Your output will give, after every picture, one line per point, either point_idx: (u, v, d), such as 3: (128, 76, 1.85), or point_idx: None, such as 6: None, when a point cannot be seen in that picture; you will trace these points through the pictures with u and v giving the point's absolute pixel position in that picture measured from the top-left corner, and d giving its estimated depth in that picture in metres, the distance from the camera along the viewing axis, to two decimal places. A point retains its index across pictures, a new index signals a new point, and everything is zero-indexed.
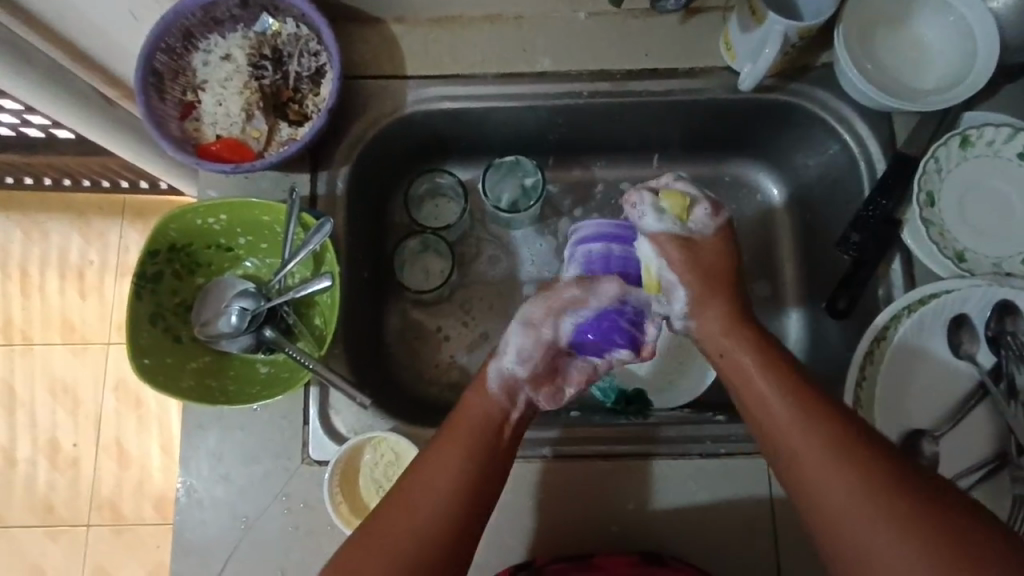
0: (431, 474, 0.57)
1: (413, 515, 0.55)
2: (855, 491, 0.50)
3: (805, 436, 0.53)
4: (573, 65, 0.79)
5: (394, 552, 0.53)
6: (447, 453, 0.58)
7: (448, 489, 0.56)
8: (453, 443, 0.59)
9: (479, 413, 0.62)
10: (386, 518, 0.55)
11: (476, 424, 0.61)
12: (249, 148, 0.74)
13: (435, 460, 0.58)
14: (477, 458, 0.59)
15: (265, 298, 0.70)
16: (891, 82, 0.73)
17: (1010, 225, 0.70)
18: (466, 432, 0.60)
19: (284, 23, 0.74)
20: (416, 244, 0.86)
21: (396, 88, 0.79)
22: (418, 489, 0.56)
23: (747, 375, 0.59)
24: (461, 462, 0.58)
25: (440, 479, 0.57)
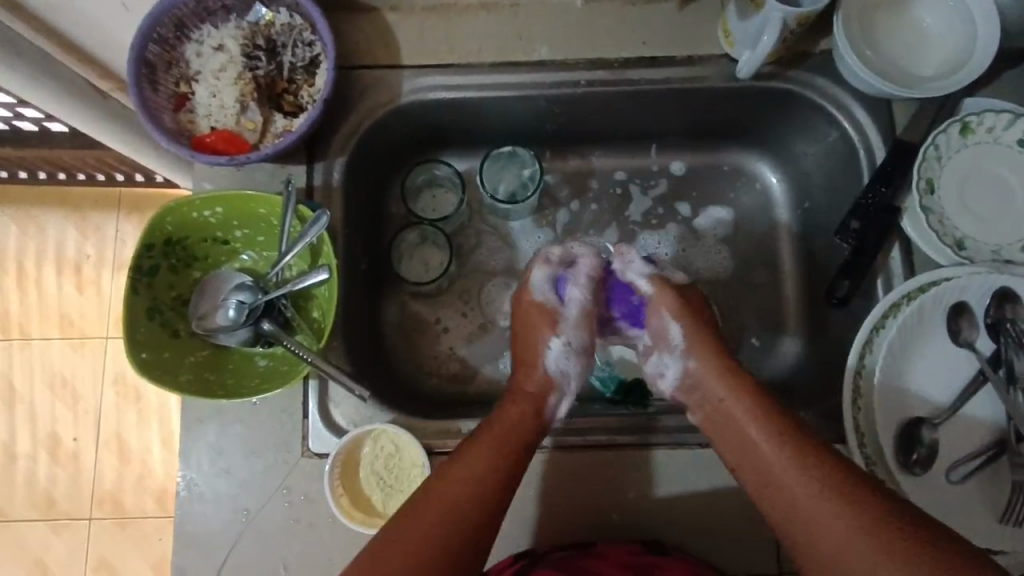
0: (466, 470, 0.61)
1: (449, 508, 0.58)
2: (841, 513, 0.54)
3: (807, 489, 0.57)
4: (570, 54, 0.79)
5: (439, 523, 0.57)
6: (486, 452, 0.63)
7: (481, 475, 0.61)
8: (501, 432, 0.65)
9: (522, 400, 0.69)
10: (424, 507, 0.58)
11: (527, 417, 0.67)
12: (244, 140, 0.73)
13: (475, 455, 0.62)
14: (498, 464, 0.62)
15: (262, 292, 0.69)
16: (891, 68, 0.73)
17: (1011, 213, 0.70)
18: (511, 430, 0.65)
19: (277, 13, 0.73)
20: (415, 235, 0.87)
21: (391, 78, 0.78)
22: (462, 475, 0.60)
23: (751, 442, 0.62)
24: (500, 445, 0.64)
25: (476, 476, 0.61)
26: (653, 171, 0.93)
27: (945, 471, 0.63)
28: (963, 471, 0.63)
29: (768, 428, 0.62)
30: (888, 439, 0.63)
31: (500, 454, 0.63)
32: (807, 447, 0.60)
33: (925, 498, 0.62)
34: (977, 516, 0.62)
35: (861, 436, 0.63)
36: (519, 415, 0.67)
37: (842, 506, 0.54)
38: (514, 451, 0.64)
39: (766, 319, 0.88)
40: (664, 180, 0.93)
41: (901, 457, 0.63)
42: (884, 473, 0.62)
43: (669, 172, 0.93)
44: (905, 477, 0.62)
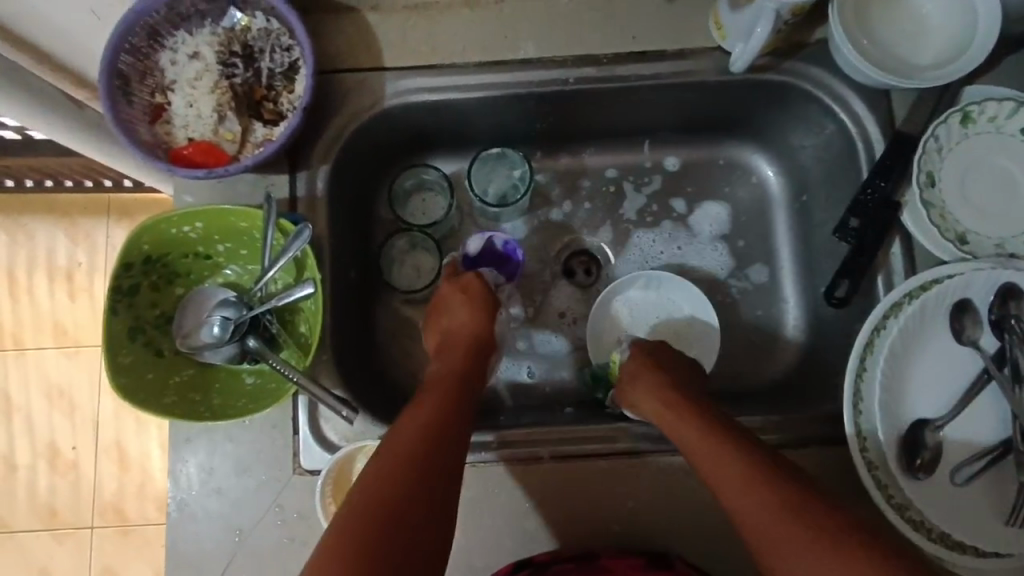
0: (403, 427, 0.59)
1: (390, 459, 0.56)
2: (756, 498, 0.54)
3: (727, 479, 0.56)
4: (557, 51, 0.76)
5: (380, 474, 0.54)
6: (424, 408, 0.62)
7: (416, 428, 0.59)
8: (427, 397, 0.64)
9: (444, 374, 0.69)
10: (370, 466, 0.56)
11: (444, 385, 0.66)
12: (222, 151, 0.70)
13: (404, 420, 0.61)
14: (438, 421, 0.61)
15: (247, 307, 0.67)
16: (888, 57, 0.70)
17: (1014, 204, 0.68)
18: (434, 393, 0.65)
19: (253, 17, 0.71)
20: (403, 243, 0.85)
21: (372, 81, 0.75)
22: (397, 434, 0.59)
23: (679, 434, 0.63)
24: (427, 405, 0.63)
25: (415, 434, 0.58)
26: (646, 168, 0.91)
27: (949, 473, 0.62)
28: (967, 472, 0.62)
29: (683, 419, 0.63)
30: (891, 442, 0.62)
31: (431, 412, 0.61)
32: (719, 434, 0.60)
33: (930, 503, 0.60)
34: (982, 518, 0.61)
35: (863, 440, 0.61)
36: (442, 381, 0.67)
37: (757, 492, 0.54)
38: (445, 410, 0.62)
39: (764, 316, 0.87)
40: (657, 177, 0.91)
41: (905, 461, 0.61)
42: (886, 477, 0.61)
43: (662, 168, 0.91)
44: (908, 481, 0.61)
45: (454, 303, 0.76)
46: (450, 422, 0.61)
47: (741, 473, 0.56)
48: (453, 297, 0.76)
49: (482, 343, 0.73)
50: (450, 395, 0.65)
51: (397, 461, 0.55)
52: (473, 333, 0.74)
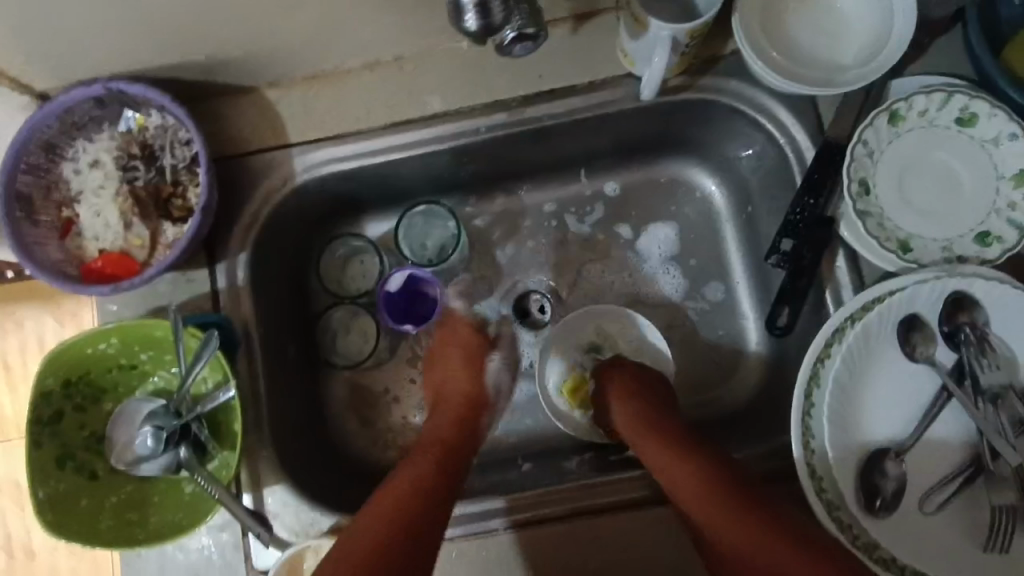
0: (403, 475, 0.64)
1: (385, 509, 0.60)
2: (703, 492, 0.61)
3: (684, 477, 0.62)
4: (464, 101, 0.73)
5: (367, 528, 0.59)
6: (422, 457, 0.67)
7: (412, 475, 0.64)
8: (432, 446, 0.69)
9: (435, 432, 0.72)
10: (364, 513, 0.60)
11: (449, 435, 0.71)
12: (133, 259, 0.69)
13: (407, 465, 0.66)
14: (438, 471, 0.66)
15: (177, 415, 0.66)
16: (804, 64, 0.66)
17: (957, 201, 0.64)
18: (435, 443, 0.70)
19: (148, 115, 0.70)
20: (341, 315, 0.84)
21: (280, 160, 0.74)
22: (394, 483, 0.64)
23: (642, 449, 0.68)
24: (424, 453, 0.68)
25: (413, 482, 0.63)
26: (586, 197, 0.88)
27: (917, 503, 0.58)
28: (939, 498, 0.58)
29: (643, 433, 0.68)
30: (849, 478, 0.58)
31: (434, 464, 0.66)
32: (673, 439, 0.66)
33: (900, 539, 0.57)
34: (958, 547, 0.57)
35: (819, 482, 0.58)
36: (449, 431, 0.72)
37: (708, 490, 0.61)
38: (447, 459, 0.68)
39: (725, 336, 0.84)
40: (599, 205, 0.88)
41: (865, 500, 0.58)
42: (849, 518, 0.57)
43: (603, 194, 0.88)
44: (870, 521, 0.57)
45: (461, 355, 0.80)
46: (444, 464, 0.67)
47: (680, 461, 0.64)
48: (453, 351, 0.80)
49: (477, 401, 0.77)
50: (456, 449, 0.70)
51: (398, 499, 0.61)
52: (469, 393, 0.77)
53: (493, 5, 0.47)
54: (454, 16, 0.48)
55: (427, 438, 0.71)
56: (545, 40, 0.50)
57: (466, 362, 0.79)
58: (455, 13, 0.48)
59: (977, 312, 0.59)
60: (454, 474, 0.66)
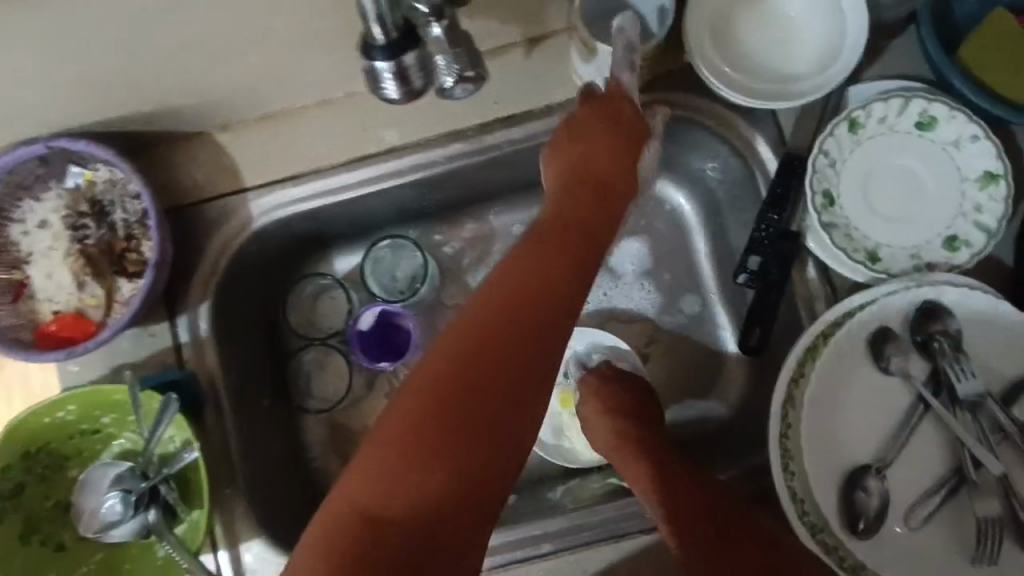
0: (434, 366, 0.47)
1: (434, 410, 0.46)
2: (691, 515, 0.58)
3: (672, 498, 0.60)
4: (421, 133, 0.72)
5: (412, 452, 0.45)
6: (462, 365, 0.47)
7: (457, 373, 0.47)
8: (478, 321, 0.49)
9: (516, 262, 0.53)
10: (406, 438, 0.45)
11: (512, 305, 0.50)
12: (89, 320, 0.67)
13: (447, 372, 0.47)
14: (500, 388, 0.47)
15: (144, 476, 0.64)
16: (760, 78, 0.66)
17: (922, 206, 0.63)
18: (498, 319, 0.49)
19: (95, 170, 0.68)
20: (312, 356, 0.82)
21: (236, 206, 0.72)
22: (441, 368, 0.47)
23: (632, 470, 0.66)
24: (479, 359, 0.47)
25: (458, 372, 0.47)
26: None
27: (901, 518, 0.57)
28: (924, 511, 0.57)
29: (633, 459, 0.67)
30: (831, 498, 0.57)
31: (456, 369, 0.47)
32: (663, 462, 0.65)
33: (884, 557, 0.56)
34: (944, 561, 0.56)
35: (801, 504, 0.57)
36: (514, 288, 0.51)
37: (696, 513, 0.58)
38: (502, 340, 0.48)
39: (704, 350, 0.83)
40: None
41: (849, 521, 0.56)
42: (833, 539, 0.56)
43: None
44: (854, 542, 0.56)
45: (603, 130, 0.61)
46: (506, 354, 0.48)
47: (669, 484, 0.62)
48: (594, 130, 0.61)
49: (618, 186, 0.61)
50: (559, 290, 0.52)
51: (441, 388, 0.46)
52: (530, 272, 0.52)
53: (412, 72, 0.46)
54: (372, 86, 0.47)
55: (473, 301, 0.51)
56: (488, 79, 0.49)
57: (606, 113, 0.61)
58: (374, 79, 0.47)
59: (950, 320, 0.57)
60: (529, 366, 0.48)
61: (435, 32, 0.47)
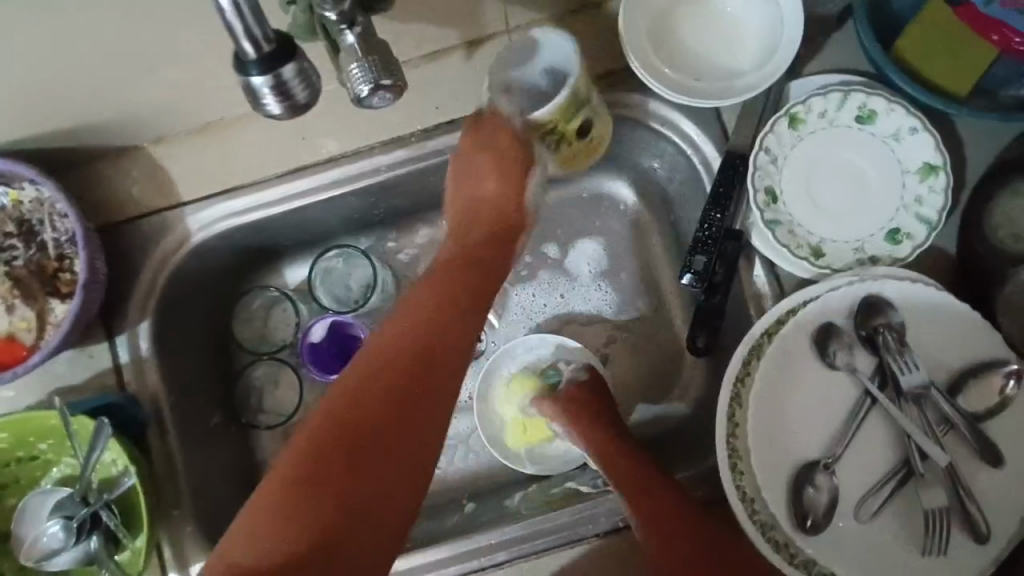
0: (340, 389, 0.54)
1: (335, 424, 0.51)
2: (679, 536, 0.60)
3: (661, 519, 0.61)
4: (362, 139, 0.70)
5: (314, 480, 0.49)
6: (363, 391, 0.53)
7: (344, 401, 0.53)
8: (366, 362, 0.56)
9: (416, 305, 0.60)
10: (299, 466, 0.49)
11: (405, 347, 0.56)
12: (20, 343, 0.64)
13: (353, 397, 0.53)
14: (384, 417, 0.52)
15: (83, 501, 0.62)
16: (700, 76, 0.65)
17: (864, 199, 0.63)
18: (391, 347, 0.56)
19: (22, 189, 0.65)
20: (262, 371, 0.80)
21: (174, 220, 0.70)
22: (336, 402, 0.53)
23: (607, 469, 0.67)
24: (374, 383, 0.54)
25: (352, 398, 0.53)
26: None
27: (851, 514, 0.57)
28: (874, 504, 0.57)
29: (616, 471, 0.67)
30: (781, 498, 0.56)
31: (355, 393, 0.53)
32: (641, 470, 0.66)
33: (835, 553, 0.56)
34: (896, 555, 0.56)
35: (751, 503, 0.56)
36: (412, 328, 0.58)
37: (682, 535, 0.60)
38: (398, 372, 0.55)
39: (663, 349, 0.83)
40: None
41: (800, 520, 0.55)
42: (783, 537, 0.56)
43: None
44: (805, 540, 0.55)
45: (494, 167, 0.69)
46: (393, 395, 0.53)
47: (657, 502, 0.62)
48: (480, 152, 0.68)
49: (513, 233, 0.71)
50: (452, 327, 0.59)
51: (332, 413, 0.52)
52: (442, 301, 0.60)
53: (292, 84, 0.43)
54: (253, 102, 0.44)
55: (378, 335, 0.58)
56: (405, 86, 0.48)
57: (522, 162, 0.69)
58: (253, 97, 0.44)
59: (892, 313, 0.58)
60: (411, 385, 0.54)
61: (350, 40, 0.46)
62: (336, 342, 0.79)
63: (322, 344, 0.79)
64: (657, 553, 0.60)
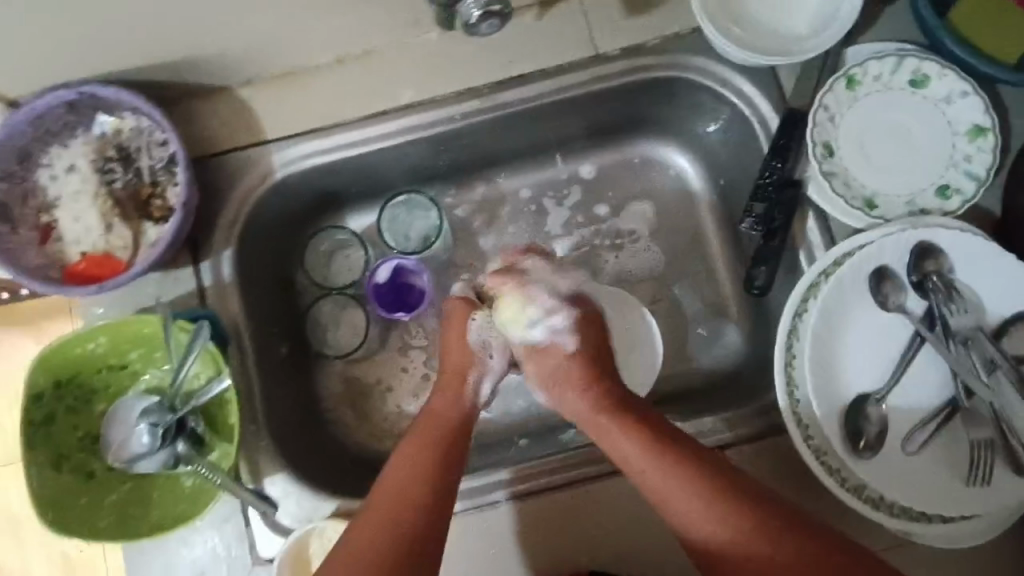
0: (395, 478, 0.61)
1: (405, 507, 0.59)
2: (707, 508, 0.56)
3: (687, 492, 0.57)
4: (438, 89, 0.75)
5: (378, 516, 0.59)
6: (412, 461, 0.63)
7: (404, 487, 0.61)
8: (409, 454, 0.63)
9: (439, 408, 0.68)
10: (359, 526, 0.58)
11: (440, 430, 0.66)
12: (117, 259, 0.69)
13: (397, 467, 0.62)
14: (433, 470, 0.62)
15: (171, 410, 0.66)
16: (765, 39, 0.69)
17: (915, 156, 0.67)
18: (410, 462, 0.63)
19: (122, 118, 0.70)
20: (330, 307, 0.84)
21: (259, 157, 0.74)
22: (386, 482, 0.61)
23: (625, 449, 0.62)
24: (421, 453, 0.63)
25: (407, 471, 0.62)
26: (563, 181, 0.90)
27: (900, 444, 0.60)
28: (921, 437, 0.60)
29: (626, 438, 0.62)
30: (834, 425, 0.60)
31: (371, 545, 0.57)
32: (659, 436, 0.61)
33: (885, 479, 0.59)
34: (942, 486, 0.59)
35: (806, 430, 0.60)
36: (436, 416, 0.67)
37: (716, 505, 0.56)
38: (433, 462, 0.63)
39: (707, 308, 0.86)
40: (577, 188, 0.90)
41: (851, 443, 0.60)
42: (836, 462, 0.59)
43: (580, 178, 0.90)
44: (856, 463, 0.59)
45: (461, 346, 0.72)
46: (429, 461, 0.63)
47: (677, 478, 0.58)
48: (456, 349, 0.72)
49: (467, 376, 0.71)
50: (454, 428, 0.67)
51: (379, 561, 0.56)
52: (455, 386, 0.70)
53: None
54: None
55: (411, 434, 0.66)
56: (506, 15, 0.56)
57: (460, 327, 0.72)
58: None
59: (944, 259, 0.61)
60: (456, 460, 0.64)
61: None
62: (396, 284, 0.84)
63: (385, 286, 0.84)
64: (703, 538, 0.56)
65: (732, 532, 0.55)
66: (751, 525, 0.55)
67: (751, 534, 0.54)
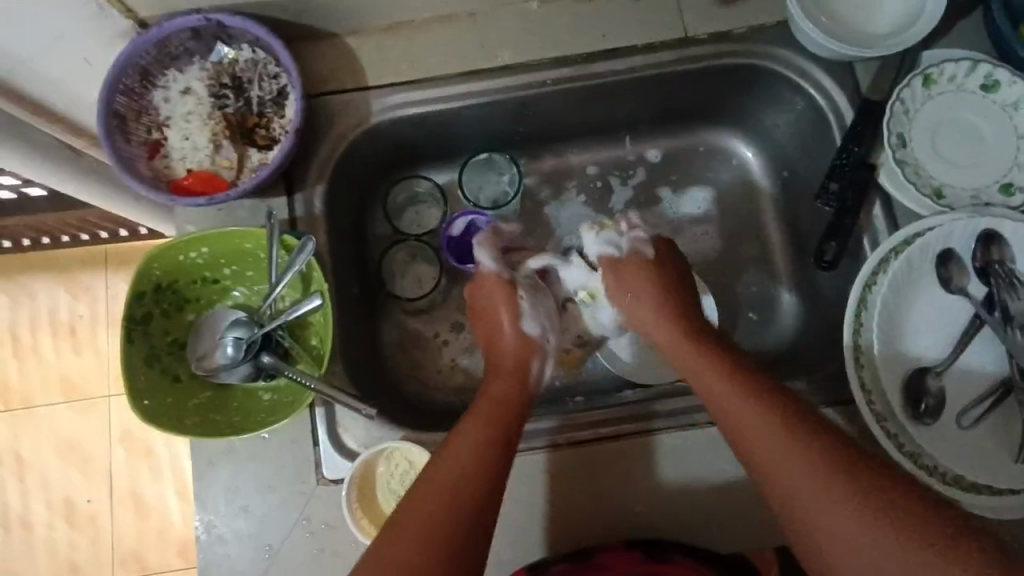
0: (444, 471, 0.58)
1: (450, 502, 0.56)
2: (798, 456, 0.54)
3: (776, 436, 0.56)
4: (534, 55, 0.79)
5: (428, 506, 0.56)
6: (464, 451, 0.60)
7: (459, 475, 0.58)
8: (463, 441, 0.61)
9: (490, 399, 0.67)
10: (405, 513, 0.55)
11: (492, 422, 0.64)
12: (221, 179, 0.73)
13: (448, 457, 0.59)
14: (488, 462, 0.59)
15: (258, 325, 0.69)
16: (849, 32, 0.74)
17: (982, 155, 0.71)
18: (464, 450, 0.60)
19: (239, 50, 0.74)
20: (401, 256, 0.88)
21: (359, 101, 0.78)
22: (440, 469, 0.58)
23: (697, 366, 0.65)
24: (475, 447, 0.60)
25: (461, 462, 0.59)
26: (629, 161, 0.93)
27: (955, 417, 0.64)
28: (973, 414, 0.64)
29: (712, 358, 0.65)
30: (895, 391, 0.64)
31: (419, 528, 0.54)
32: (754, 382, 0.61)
33: (940, 447, 0.63)
34: (992, 460, 0.63)
35: (869, 394, 0.64)
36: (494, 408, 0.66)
37: (810, 450, 0.54)
38: (489, 453, 0.60)
39: (760, 293, 0.90)
40: (642, 168, 0.94)
41: (910, 409, 0.64)
42: (895, 426, 0.63)
43: (646, 160, 0.94)
44: (914, 428, 0.63)
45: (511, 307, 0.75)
46: (486, 456, 0.60)
47: (762, 416, 0.58)
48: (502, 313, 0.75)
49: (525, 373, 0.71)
50: (512, 426, 0.64)
51: (425, 547, 0.53)
52: (512, 388, 0.69)
53: None
54: None
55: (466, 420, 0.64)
56: None
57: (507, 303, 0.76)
58: None
59: (1007, 249, 0.64)
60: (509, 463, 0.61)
61: None
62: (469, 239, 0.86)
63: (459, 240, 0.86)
64: (772, 471, 0.55)
65: (807, 470, 0.53)
66: (839, 474, 0.52)
67: (832, 479, 0.52)
